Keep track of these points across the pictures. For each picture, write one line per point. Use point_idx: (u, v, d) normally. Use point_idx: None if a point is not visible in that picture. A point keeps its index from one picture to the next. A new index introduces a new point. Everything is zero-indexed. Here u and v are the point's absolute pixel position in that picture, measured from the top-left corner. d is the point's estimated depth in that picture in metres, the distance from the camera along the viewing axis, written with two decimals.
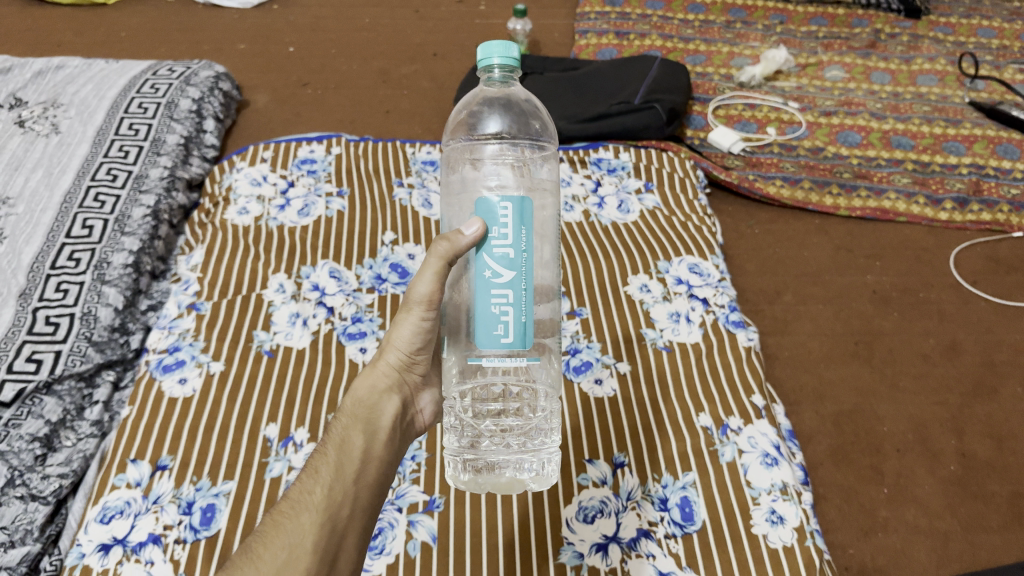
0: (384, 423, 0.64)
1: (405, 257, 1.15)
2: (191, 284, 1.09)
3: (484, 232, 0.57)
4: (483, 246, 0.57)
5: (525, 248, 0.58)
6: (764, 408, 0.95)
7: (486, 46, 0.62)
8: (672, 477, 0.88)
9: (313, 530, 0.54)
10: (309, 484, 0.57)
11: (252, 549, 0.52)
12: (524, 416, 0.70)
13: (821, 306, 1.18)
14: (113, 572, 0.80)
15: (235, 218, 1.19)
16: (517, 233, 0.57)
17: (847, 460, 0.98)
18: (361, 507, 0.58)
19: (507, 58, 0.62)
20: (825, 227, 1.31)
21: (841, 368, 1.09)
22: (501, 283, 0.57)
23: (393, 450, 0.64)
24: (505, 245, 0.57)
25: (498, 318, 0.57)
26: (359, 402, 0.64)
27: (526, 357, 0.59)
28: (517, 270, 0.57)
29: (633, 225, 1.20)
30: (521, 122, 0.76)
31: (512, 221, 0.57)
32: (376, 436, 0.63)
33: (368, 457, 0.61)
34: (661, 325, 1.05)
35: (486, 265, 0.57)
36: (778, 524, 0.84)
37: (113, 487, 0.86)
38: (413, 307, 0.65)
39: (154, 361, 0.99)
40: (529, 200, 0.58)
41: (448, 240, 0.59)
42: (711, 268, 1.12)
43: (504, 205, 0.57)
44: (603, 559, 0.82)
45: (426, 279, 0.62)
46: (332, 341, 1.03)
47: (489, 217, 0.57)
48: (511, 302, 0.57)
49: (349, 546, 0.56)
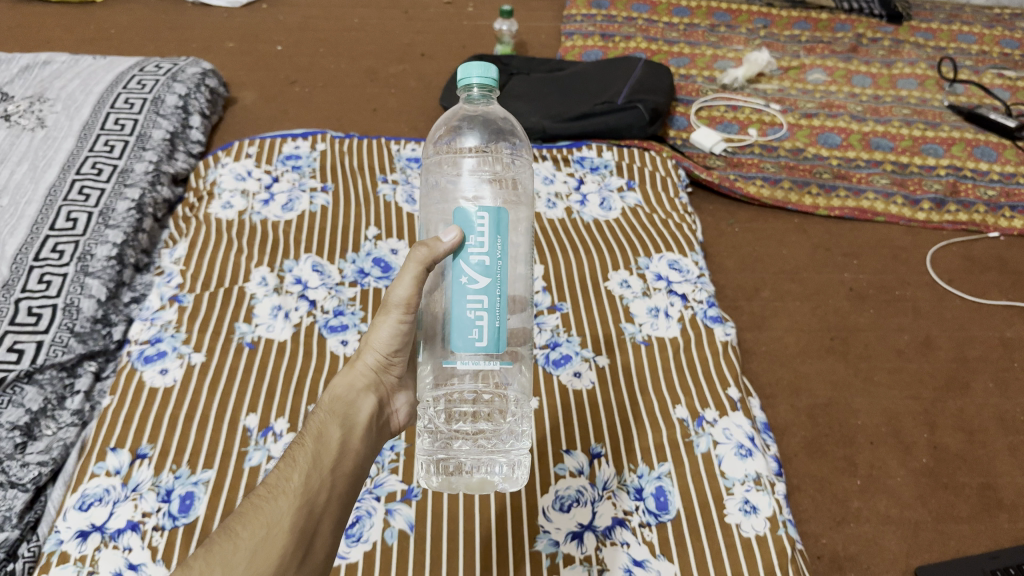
0: (361, 419, 0.63)
1: (388, 252, 1.16)
2: (174, 277, 1.10)
3: (461, 241, 0.58)
4: (460, 253, 0.58)
5: (501, 256, 0.59)
6: (740, 400, 0.96)
7: (465, 66, 0.63)
8: (648, 467, 0.90)
9: (291, 512, 0.53)
10: (286, 471, 0.56)
11: (230, 527, 0.51)
12: (495, 420, 0.69)
13: (798, 302, 1.19)
14: (91, 558, 0.80)
15: (219, 212, 1.20)
16: (492, 241, 0.58)
17: (821, 452, 0.99)
18: (338, 495, 0.57)
19: (486, 78, 0.63)
20: (804, 226, 1.33)
21: (816, 363, 1.10)
22: (476, 289, 0.58)
23: (369, 446, 0.64)
24: (481, 253, 0.58)
25: (473, 322, 0.58)
26: (337, 399, 0.63)
27: (500, 361, 0.59)
28: (492, 277, 0.58)
29: (615, 222, 1.21)
30: (498, 139, 0.77)
31: (489, 230, 0.58)
32: (353, 430, 0.62)
33: (345, 450, 0.60)
34: (641, 320, 1.06)
35: (462, 271, 0.58)
36: (750, 514, 0.85)
37: (93, 475, 0.87)
38: (391, 310, 0.64)
39: (135, 352, 1.00)
40: (505, 210, 0.59)
41: (428, 246, 0.59)
42: (690, 264, 1.13)
43: (481, 215, 0.58)
44: (578, 547, 0.83)
45: (405, 283, 0.62)
46: (313, 333, 1.04)
47: (466, 226, 0.58)
48: (486, 307, 0.58)
49: (325, 530, 0.55)
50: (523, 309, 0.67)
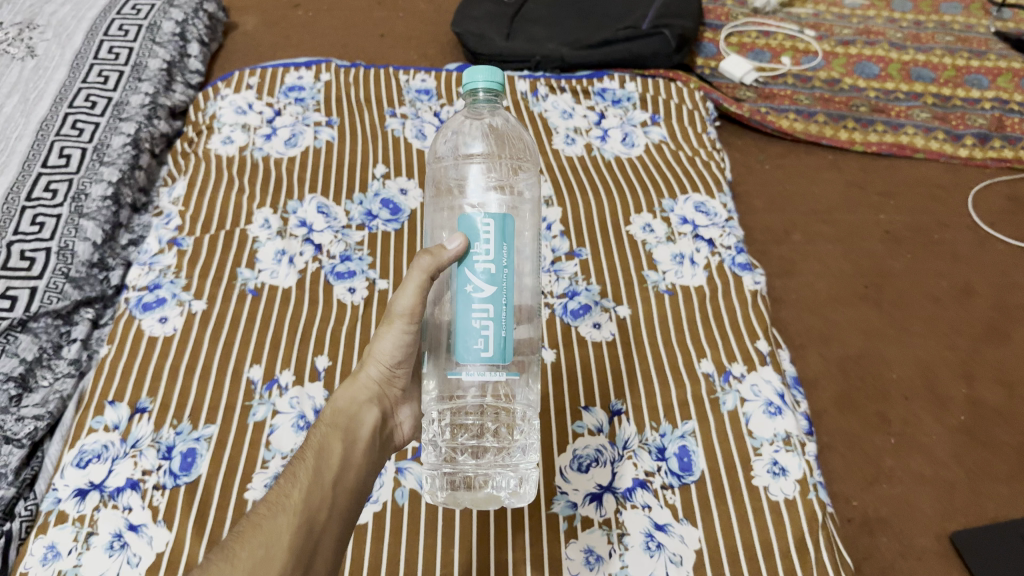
0: (365, 432, 0.60)
1: (396, 192, 1.09)
2: (173, 219, 1.04)
3: (466, 248, 0.55)
4: (465, 260, 0.55)
5: (508, 264, 0.55)
6: (769, 353, 0.91)
7: (470, 70, 0.59)
8: (670, 425, 0.85)
9: (289, 532, 0.50)
10: (286, 487, 0.53)
11: (226, 550, 0.48)
12: (503, 434, 0.68)
13: (831, 246, 1.12)
14: (90, 518, 0.77)
15: (219, 147, 1.14)
16: (499, 248, 0.55)
17: (853, 407, 0.93)
18: (338, 513, 0.54)
19: (492, 83, 0.59)
20: (838, 163, 1.25)
21: (849, 311, 1.04)
22: (481, 297, 0.55)
23: (374, 458, 0.61)
24: (487, 260, 0.54)
25: (478, 332, 0.54)
26: (339, 411, 0.60)
27: (507, 372, 0.56)
28: (498, 285, 0.55)
29: (637, 160, 1.14)
30: (503, 146, 0.72)
31: (494, 237, 0.54)
32: (355, 445, 0.59)
33: (346, 464, 0.57)
34: (664, 267, 1.00)
35: (467, 279, 0.55)
36: (779, 476, 0.81)
37: (90, 430, 0.83)
38: (396, 320, 0.60)
39: (133, 299, 0.95)
40: (512, 216, 0.55)
41: (431, 254, 0.56)
42: (718, 206, 1.07)
43: (486, 221, 0.54)
44: (597, 510, 0.79)
45: (409, 292, 0.58)
46: (319, 280, 0.98)
47: (471, 233, 0.55)
48: (491, 317, 0.54)
49: (325, 549, 0.52)
50: (529, 318, 0.66)
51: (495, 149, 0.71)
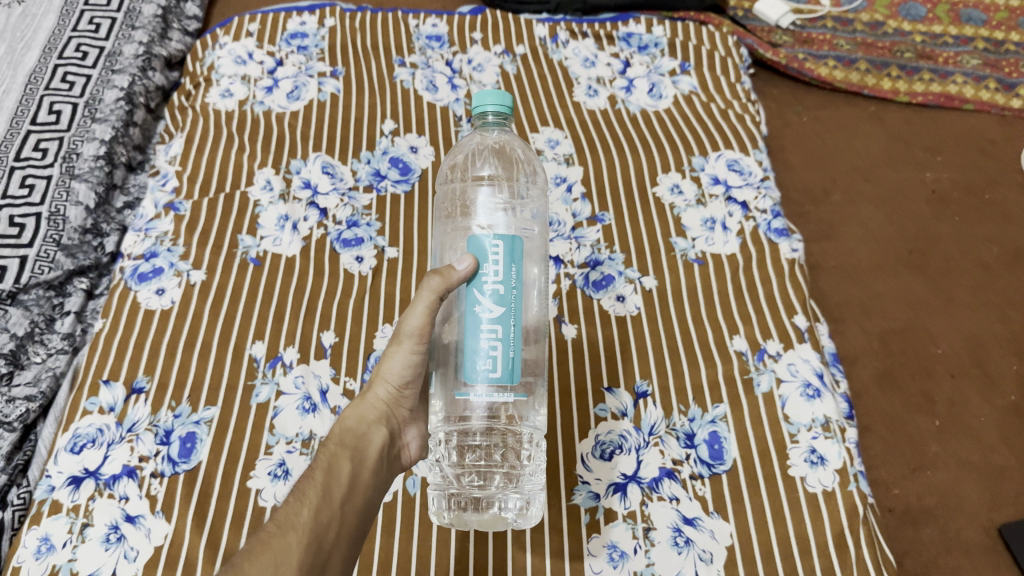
0: (372, 452, 0.62)
1: (406, 150, 1.02)
2: (170, 180, 0.98)
3: (475, 269, 0.56)
4: (474, 282, 0.56)
5: (516, 285, 0.57)
6: (807, 329, 0.84)
7: (479, 93, 0.60)
8: (700, 409, 0.79)
9: (299, 549, 0.51)
10: (295, 506, 0.54)
11: (238, 562, 0.48)
12: (510, 456, 0.67)
13: (872, 207, 1.04)
14: (85, 508, 0.73)
15: (218, 101, 1.07)
16: (508, 269, 0.56)
17: (894, 385, 0.87)
18: (346, 533, 0.56)
19: (501, 107, 0.60)
20: (881, 114, 1.17)
21: (891, 279, 0.97)
22: (490, 318, 0.56)
23: (380, 479, 0.62)
24: (495, 281, 0.56)
25: (487, 352, 0.56)
26: (348, 431, 0.61)
27: (513, 393, 0.57)
28: (506, 307, 0.56)
29: (665, 113, 1.06)
30: (509, 168, 0.70)
31: (502, 259, 0.56)
32: (362, 464, 0.60)
33: (354, 483, 0.59)
34: (694, 234, 0.93)
35: (477, 300, 0.56)
36: (818, 466, 0.75)
37: (85, 412, 0.79)
38: (405, 339, 0.61)
39: (129, 269, 0.90)
40: (520, 239, 0.57)
41: (441, 275, 0.57)
42: (753, 165, 0.99)
43: (495, 243, 0.56)
44: (621, 502, 0.74)
45: (418, 312, 0.59)
46: (325, 248, 0.92)
47: (480, 255, 0.56)
48: (500, 338, 0.56)
49: (332, 568, 0.53)
50: (537, 339, 0.63)
51: (503, 172, 0.70)
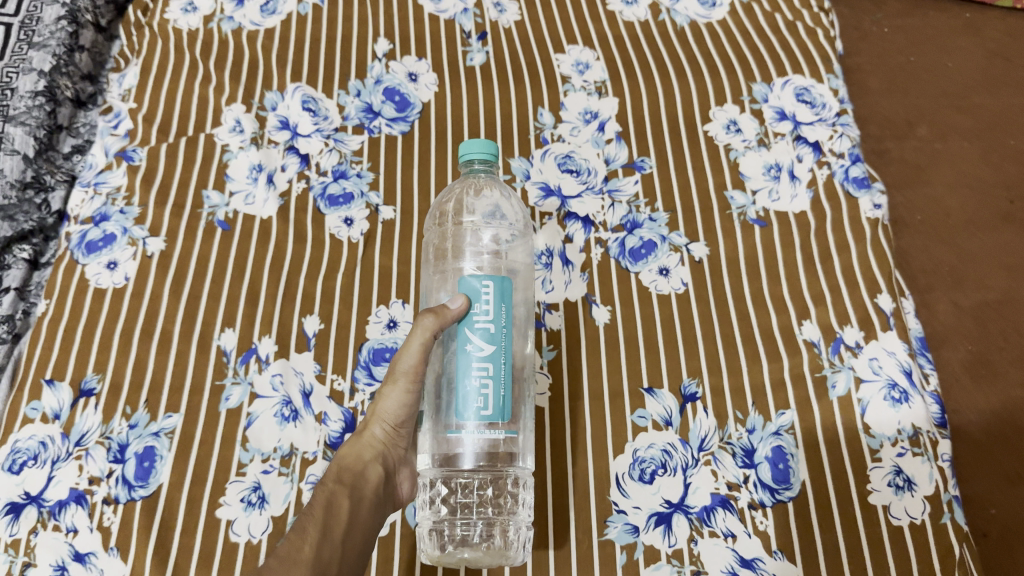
0: (370, 492, 0.53)
1: (403, 78, 0.85)
2: (122, 120, 0.82)
3: (464, 310, 0.50)
4: (462, 322, 0.50)
5: (507, 325, 0.50)
6: (893, 313, 0.69)
7: (465, 142, 0.58)
8: (761, 418, 0.65)
9: None
10: (295, 541, 0.45)
11: None
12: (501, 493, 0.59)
13: (966, 143, 0.86)
14: (26, 545, 0.61)
15: (179, 18, 0.88)
16: (499, 309, 0.50)
17: (991, 375, 0.72)
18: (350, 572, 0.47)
19: (487, 156, 0.58)
20: (976, 23, 0.96)
21: (988, 236, 0.80)
22: (480, 358, 0.49)
23: (380, 520, 0.53)
24: (486, 320, 0.50)
25: (477, 392, 0.48)
26: (344, 468, 0.52)
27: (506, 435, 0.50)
28: (498, 346, 0.50)
29: (719, 26, 0.87)
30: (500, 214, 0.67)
31: (494, 298, 0.50)
32: (360, 503, 0.51)
33: (354, 521, 0.50)
34: (755, 186, 0.76)
35: (465, 341, 0.49)
36: (904, 492, 0.62)
37: (25, 420, 0.65)
38: (399, 377, 0.53)
39: (75, 235, 0.74)
40: (511, 280, 0.51)
41: (435, 313, 0.50)
42: (826, 94, 0.81)
43: (485, 282, 0.50)
44: (664, 538, 0.61)
45: (412, 352, 0.51)
46: (307, 206, 0.77)
47: (468, 294, 0.50)
48: (491, 375, 0.49)
49: None
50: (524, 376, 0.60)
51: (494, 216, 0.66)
